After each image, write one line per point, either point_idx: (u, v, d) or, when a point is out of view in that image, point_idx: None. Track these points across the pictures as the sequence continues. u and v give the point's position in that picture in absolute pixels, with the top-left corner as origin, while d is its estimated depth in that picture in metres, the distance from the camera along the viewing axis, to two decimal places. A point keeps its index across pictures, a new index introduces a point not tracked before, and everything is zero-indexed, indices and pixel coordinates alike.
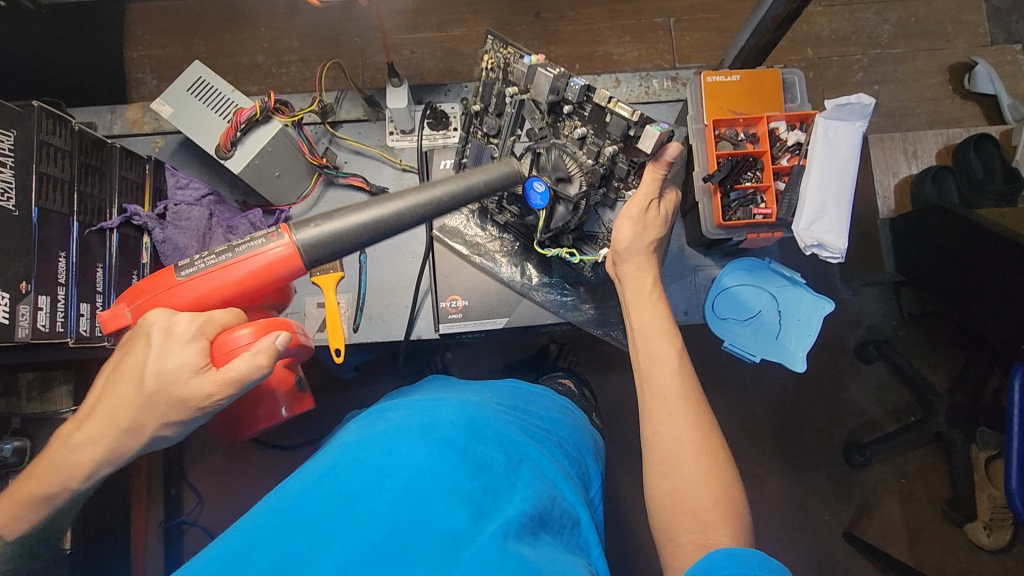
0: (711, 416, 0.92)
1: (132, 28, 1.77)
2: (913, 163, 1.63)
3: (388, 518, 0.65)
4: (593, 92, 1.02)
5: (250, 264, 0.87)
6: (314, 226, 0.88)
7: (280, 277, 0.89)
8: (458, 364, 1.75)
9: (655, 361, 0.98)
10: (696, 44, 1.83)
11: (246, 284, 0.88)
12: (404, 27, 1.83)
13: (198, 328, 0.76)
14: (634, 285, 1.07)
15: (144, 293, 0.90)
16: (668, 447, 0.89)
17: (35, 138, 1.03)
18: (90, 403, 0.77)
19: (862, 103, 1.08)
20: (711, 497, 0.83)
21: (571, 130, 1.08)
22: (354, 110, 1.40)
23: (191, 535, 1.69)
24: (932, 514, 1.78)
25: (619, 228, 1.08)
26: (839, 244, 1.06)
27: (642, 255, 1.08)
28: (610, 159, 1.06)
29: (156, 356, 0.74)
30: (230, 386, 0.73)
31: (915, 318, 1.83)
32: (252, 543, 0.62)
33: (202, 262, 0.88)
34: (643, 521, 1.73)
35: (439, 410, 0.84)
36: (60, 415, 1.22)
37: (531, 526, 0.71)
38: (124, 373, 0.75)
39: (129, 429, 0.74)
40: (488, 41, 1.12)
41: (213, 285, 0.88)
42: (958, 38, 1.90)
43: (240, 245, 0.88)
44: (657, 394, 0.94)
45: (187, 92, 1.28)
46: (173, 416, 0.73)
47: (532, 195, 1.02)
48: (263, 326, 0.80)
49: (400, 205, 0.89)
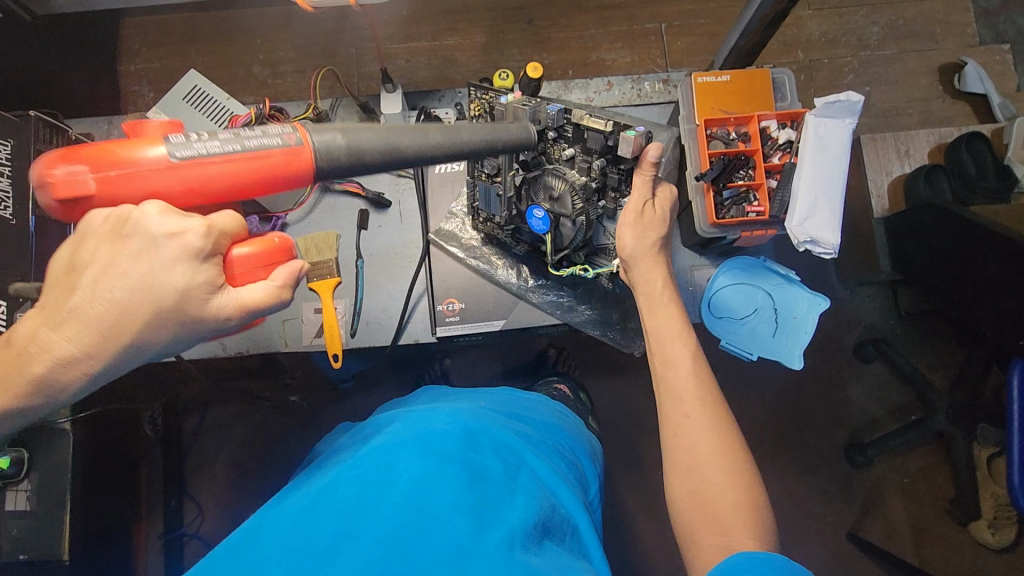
0: (728, 416, 0.92)
1: (128, 42, 1.79)
2: (905, 162, 1.65)
3: (390, 537, 0.64)
4: (570, 114, 1.07)
5: (264, 161, 0.73)
6: (336, 133, 0.77)
7: (293, 182, 0.76)
8: (457, 370, 1.74)
9: (670, 364, 0.98)
10: (687, 49, 1.85)
11: (257, 186, 0.74)
12: (397, 36, 1.85)
13: (215, 242, 0.70)
14: (645, 289, 1.07)
15: (118, 163, 0.68)
16: (687, 451, 0.88)
17: (32, 147, 1.06)
18: (76, 308, 0.69)
19: (851, 100, 1.09)
20: (731, 498, 0.83)
21: (560, 153, 1.11)
22: (348, 117, 1.39)
23: (191, 547, 1.68)
24: (935, 513, 1.78)
25: (620, 235, 1.09)
26: (832, 239, 1.07)
27: (652, 258, 1.09)
28: (600, 171, 1.10)
29: (168, 271, 0.68)
30: (249, 312, 0.73)
31: (912, 317, 1.84)
32: (255, 564, 0.61)
33: (205, 145, 0.70)
34: (644, 525, 1.72)
35: (433, 420, 0.84)
36: (58, 426, 1.21)
37: (535, 535, 0.70)
38: (130, 283, 0.68)
39: (130, 345, 0.70)
40: (471, 91, 1.17)
41: (224, 171, 0.71)
42: (947, 39, 1.92)
43: (252, 138, 0.73)
44: (672, 397, 0.95)
45: (182, 100, 1.29)
46: (186, 333, 0.71)
47: (533, 222, 1.06)
48: (269, 244, 0.76)
49: (428, 143, 0.84)
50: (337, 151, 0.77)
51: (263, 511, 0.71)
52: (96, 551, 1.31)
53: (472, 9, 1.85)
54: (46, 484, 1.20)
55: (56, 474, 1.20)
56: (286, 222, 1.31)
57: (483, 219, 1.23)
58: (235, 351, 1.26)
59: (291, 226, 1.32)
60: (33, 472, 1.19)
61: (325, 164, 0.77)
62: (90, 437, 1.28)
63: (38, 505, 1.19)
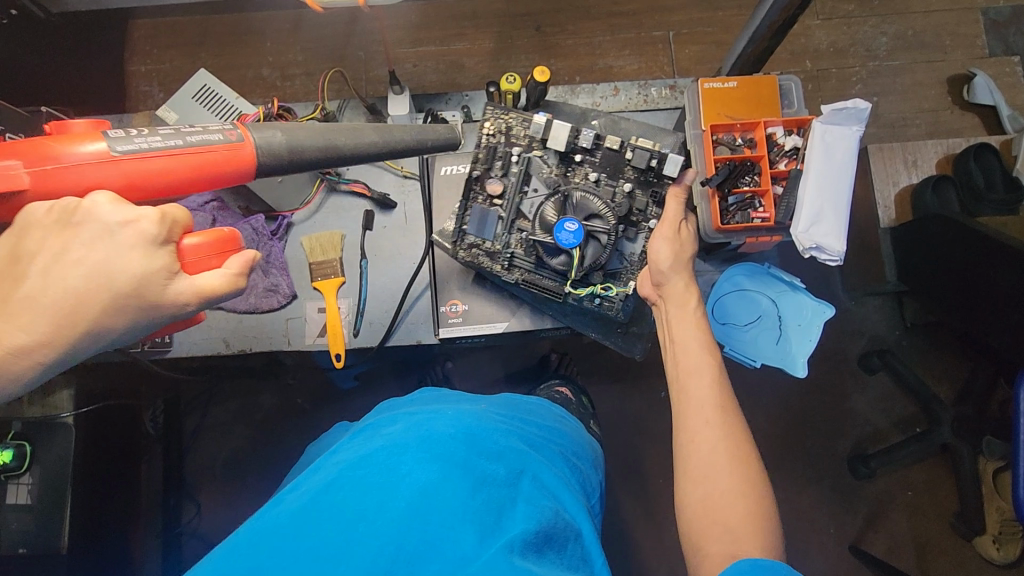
0: (744, 426, 0.91)
1: (140, 42, 1.81)
2: (913, 173, 1.65)
3: (393, 541, 0.63)
4: (603, 140, 1.15)
5: (205, 155, 0.82)
6: (276, 131, 0.89)
7: (231, 176, 0.86)
8: (459, 374, 1.74)
9: (693, 373, 0.97)
10: (694, 57, 1.86)
11: (196, 180, 0.83)
12: (407, 40, 1.86)
13: (168, 229, 0.74)
14: (679, 306, 1.05)
15: (55, 159, 0.73)
16: (704, 458, 0.88)
17: None
18: (25, 296, 0.70)
19: (858, 108, 1.08)
20: (741, 510, 0.82)
21: (584, 175, 1.16)
22: (356, 118, 1.39)
23: (190, 547, 1.68)
24: (940, 527, 1.76)
25: (656, 249, 1.08)
26: (838, 246, 1.06)
27: (685, 274, 1.07)
28: (627, 193, 1.15)
29: (123, 255, 0.71)
30: (207, 299, 0.76)
31: (917, 328, 1.83)
32: (255, 564, 0.61)
33: (146, 141, 0.78)
34: (644, 534, 1.71)
35: (435, 422, 0.83)
36: (60, 420, 1.22)
37: (538, 543, 0.69)
38: (84, 270, 0.71)
39: (87, 332, 0.72)
40: (488, 109, 1.18)
41: (160, 167, 0.79)
42: (956, 50, 1.92)
43: (193, 134, 0.82)
44: (693, 402, 0.94)
45: (192, 99, 1.30)
46: (142, 319, 0.73)
47: (563, 235, 1.05)
48: (220, 235, 0.79)
49: (363, 143, 0.98)
50: (277, 147, 0.89)
51: (260, 514, 0.71)
52: (96, 548, 1.31)
53: (481, 14, 1.87)
54: (47, 479, 1.20)
55: (57, 469, 1.20)
56: (291, 222, 1.31)
57: (469, 245, 1.16)
58: (238, 348, 1.26)
59: (297, 225, 1.32)
60: (34, 467, 1.20)
61: (265, 159, 0.88)
62: (92, 434, 1.28)
63: (39, 499, 1.19)
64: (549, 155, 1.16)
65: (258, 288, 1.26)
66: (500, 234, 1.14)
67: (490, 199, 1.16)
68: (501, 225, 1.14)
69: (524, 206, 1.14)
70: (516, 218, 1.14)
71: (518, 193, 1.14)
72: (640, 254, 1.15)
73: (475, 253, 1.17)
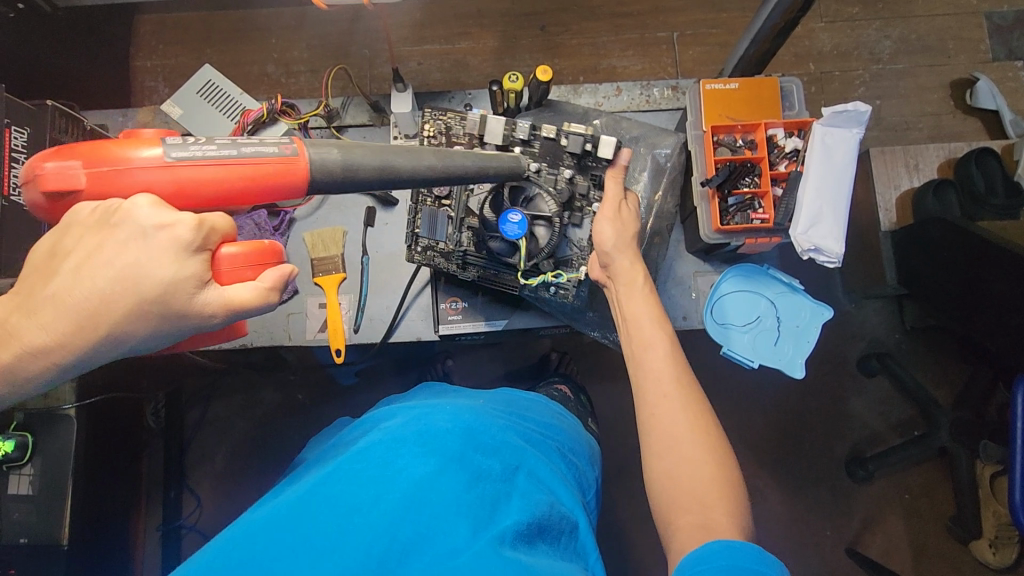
0: (702, 395, 0.92)
1: (146, 38, 1.82)
2: (914, 176, 1.65)
3: (387, 532, 0.64)
4: (539, 130, 1.14)
5: (259, 167, 0.80)
6: (332, 148, 0.85)
7: (286, 190, 0.83)
8: (459, 372, 1.75)
9: (647, 344, 0.97)
10: (698, 59, 1.86)
11: (248, 192, 0.80)
12: (411, 39, 1.87)
13: (204, 236, 0.73)
14: (627, 280, 1.04)
15: (111, 162, 0.74)
16: (666, 429, 0.88)
17: (48, 136, 1.05)
18: (55, 293, 0.72)
19: (858, 110, 1.08)
20: (708, 476, 0.83)
21: (525, 166, 1.14)
22: (359, 116, 1.38)
23: (189, 540, 1.69)
24: (936, 529, 1.76)
25: (600, 229, 1.06)
26: (837, 248, 1.07)
27: (631, 252, 1.06)
28: (569, 180, 1.13)
29: (155, 261, 0.71)
30: (234, 310, 0.75)
31: (917, 332, 1.83)
32: (250, 555, 0.61)
33: (200, 149, 0.77)
34: (641, 534, 1.72)
35: (433, 417, 0.84)
36: (62, 411, 1.21)
37: (529, 535, 0.70)
38: (112, 272, 0.71)
39: (109, 335, 0.72)
40: (426, 112, 1.18)
41: (212, 176, 0.77)
42: (959, 55, 1.92)
43: (248, 145, 0.80)
44: (651, 376, 0.93)
45: (196, 95, 1.31)
46: (167, 324, 0.73)
47: (508, 227, 1.03)
48: (260, 248, 0.79)
49: (422, 164, 0.92)
50: (331, 163, 0.84)
51: (257, 507, 0.71)
52: (97, 539, 1.32)
53: (485, 13, 1.87)
54: (48, 470, 1.20)
55: (58, 460, 1.20)
56: (293, 217, 1.33)
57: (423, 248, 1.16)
58: (239, 342, 1.27)
59: (299, 220, 1.33)
60: (35, 458, 1.20)
61: (318, 175, 0.84)
62: (91, 426, 1.28)
63: (39, 490, 1.19)
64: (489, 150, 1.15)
65: None
66: (450, 235, 1.14)
67: (437, 200, 1.16)
68: (451, 226, 1.13)
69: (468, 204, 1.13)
70: (465, 216, 1.13)
71: (461, 191, 1.13)
72: (588, 237, 1.14)
73: (431, 254, 1.17)
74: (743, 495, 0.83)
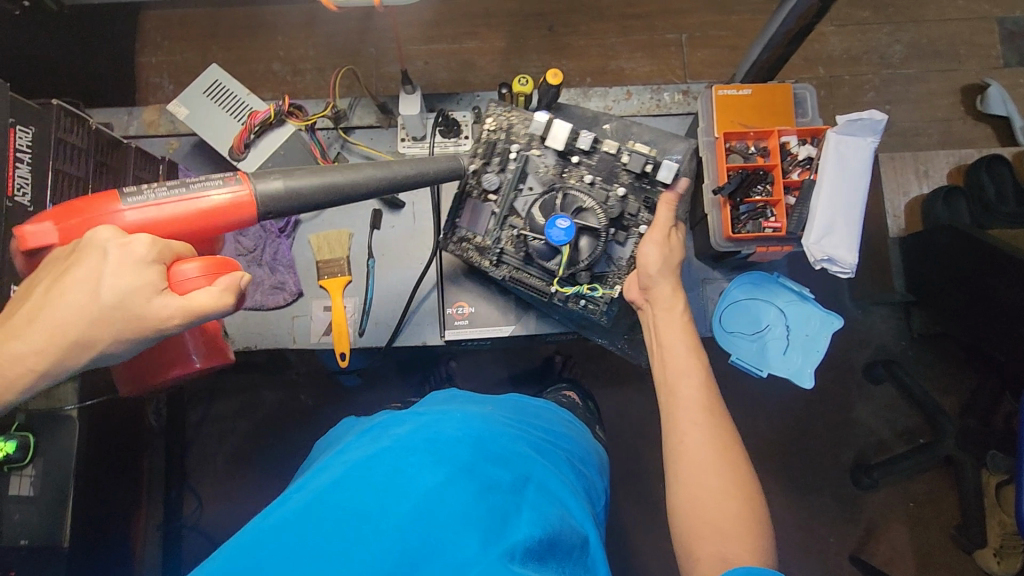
0: (731, 425, 0.92)
1: (151, 34, 1.81)
2: (924, 183, 1.65)
3: (396, 546, 0.63)
4: (602, 144, 1.15)
5: (207, 202, 0.87)
6: (275, 178, 0.92)
7: (236, 219, 0.90)
8: (463, 373, 1.74)
9: (681, 374, 0.97)
10: (707, 61, 1.84)
11: (202, 225, 0.88)
12: (418, 38, 1.85)
13: (158, 251, 0.78)
14: (666, 309, 1.05)
15: (78, 214, 0.84)
16: (693, 458, 0.88)
17: (52, 135, 1.04)
18: (26, 313, 0.76)
19: (874, 119, 1.07)
20: (731, 509, 0.82)
21: (579, 177, 1.15)
22: (366, 117, 1.38)
23: (189, 539, 1.68)
24: (941, 538, 1.75)
25: (646, 251, 1.07)
26: (850, 258, 1.06)
27: (673, 279, 1.07)
28: (621, 199, 1.14)
29: (114, 274, 0.75)
30: (191, 315, 0.76)
31: (924, 339, 1.82)
32: (258, 565, 0.60)
33: (154, 193, 0.86)
34: (643, 539, 1.71)
35: (442, 424, 0.83)
36: (65, 412, 1.19)
37: (540, 550, 0.69)
38: (77, 287, 0.74)
39: (76, 343, 0.75)
40: (492, 105, 1.18)
41: (167, 216, 0.86)
42: (970, 60, 1.90)
43: (196, 183, 0.88)
44: (682, 404, 0.94)
45: (203, 95, 1.29)
46: (130, 331, 0.75)
47: (554, 232, 1.04)
48: (216, 260, 0.82)
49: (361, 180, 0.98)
50: (275, 193, 0.91)
51: (264, 513, 0.70)
52: (96, 540, 1.31)
53: (493, 13, 1.86)
54: (49, 472, 1.19)
55: (61, 462, 1.19)
56: (299, 219, 1.32)
57: (457, 242, 1.16)
58: (243, 345, 1.26)
59: (305, 222, 1.32)
60: (37, 459, 1.18)
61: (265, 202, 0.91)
62: (92, 427, 1.27)
63: (41, 492, 1.18)
64: (547, 155, 1.16)
65: (264, 286, 1.27)
66: (489, 229, 1.14)
67: (484, 193, 1.16)
68: (492, 221, 1.14)
69: (514, 203, 1.14)
70: (509, 214, 1.14)
71: (510, 189, 1.13)
72: (629, 258, 1.13)
73: (463, 248, 1.17)
74: (767, 529, 0.83)
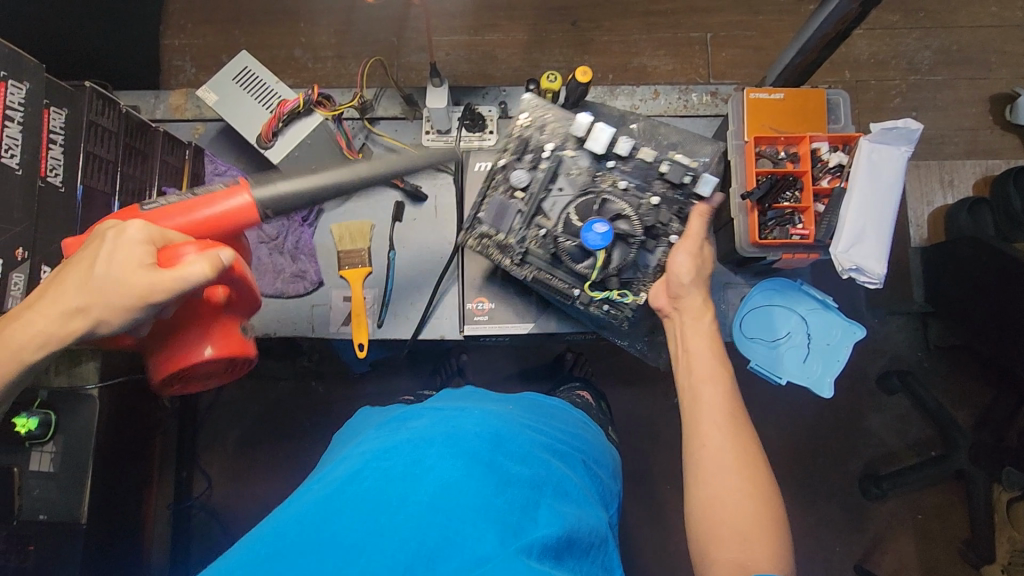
0: (754, 434, 0.94)
1: (176, 18, 1.82)
2: (948, 193, 1.65)
3: (414, 537, 0.64)
4: (639, 151, 1.13)
5: (208, 203, 0.94)
6: (275, 182, 0.96)
7: (235, 219, 0.94)
8: (474, 367, 1.74)
9: (705, 380, 1.00)
10: (731, 61, 1.82)
11: (207, 223, 0.94)
12: (441, 28, 1.85)
13: (150, 233, 0.83)
14: (693, 318, 1.07)
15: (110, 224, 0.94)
16: (714, 461, 0.90)
17: (85, 118, 1.05)
18: (41, 288, 0.83)
19: (909, 128, 1.06)
20: (752, 513, 0.84)
21: (614, 182, 1.13)
22: (391, 108, 1.39)
23: (198, 520, 1.70)
24: (947, 552, 1.74)
25: (676, 260, 1.08)
26: (879, 269, 1.05)
27: (705, 291, 1.09)
28: (654, 207, 1.13)
29: (109, 251, 0.80)
30: (171, 287, 0.78)
31: (940, 350, 1.80)
32: (281, 553, 0.62)
33: (167, 200, 0.94)
34: (648, 540, 1.71)
35: (461, 421, 0.82)
36: (85, 391, 1.20)
37: (558, 548, 0.69)
38: (79, 263, 0.81)
39: (74, 312, 0.80)
40: (527, 99, 1.15)
41: (175, 217, 0.92)
42: (1001, 68, 1.87)
43: (200, 191, 0.96)
44: (706, 409, 0.96)
45: (232, 82, 1.29)
46: (117, 302, 0.79)
47: (591, 236, 1.04)
48: (208, 244, 0.85)
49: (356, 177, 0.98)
50: (273, 199, 0.95)
51: (288, 502, 0.72)
52: (112, 520, 1.32)
53: (516, 6, 1.84)
54: (70, 449, 1.20)
55: (80, 439, 1.21)
56: (322, 208, 1.32)
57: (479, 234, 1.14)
58: (262, 332, 1.26)
59: (327, 212, 1.32)
60: (58, 435, 1.20)
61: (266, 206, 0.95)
62: (115, 405, 1.28)
63: (61, 468, 1.20)
64: (581, 156, 1.14)
65: (286, 273, 1.28)
66: (515, 228, 1.13)
67: (512, 189, 1.14)
68: (518, 219, 1.12)
69: (545, 204, 1.13)
70: (536, 213, 1.12)
71: (540, 189, 1.12)
72: (656, 266, 1.12)
73: (484, 242, 1.14)
74: (785, 537, 0.85)
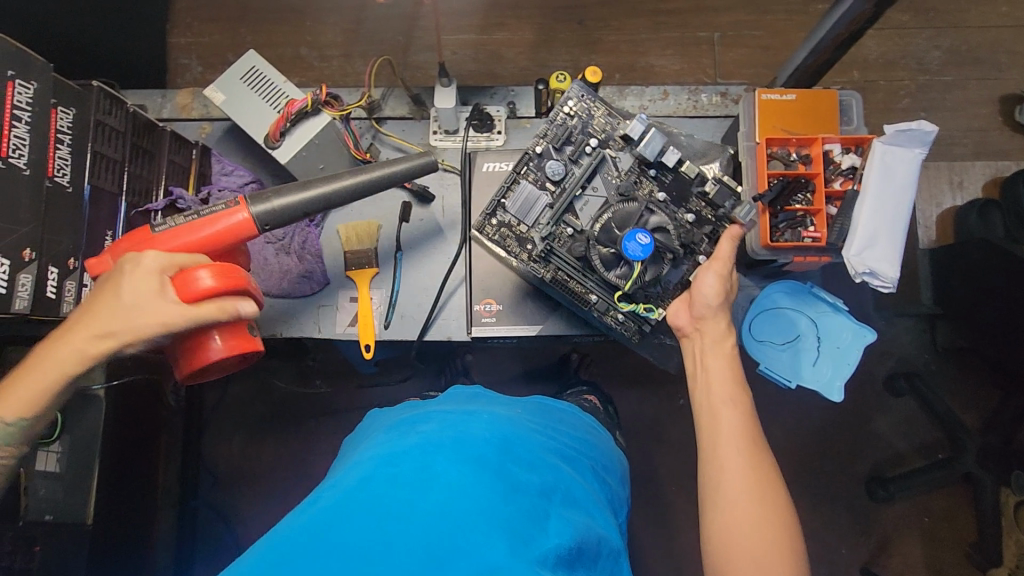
0: (770, 455, 0.91)
1: (182, 16, 1.82)
2: (957, 194, 1.64)
3: (425, 546, 0.62)
4: (683, 165, 1.12)
5: (216, 222, 0.99)
6: (269, 198, 1.02)
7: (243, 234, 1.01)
8: (479, 367, 1.74)
9: (724, 404, 0.95)
10: (739, 61, 1.81)
11: (220, 241, 0.99)
12: (447, 27, 1.84)
13: (163, 264, 0.90)
14: (712, 341, 1.03)
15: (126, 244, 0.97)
16: (729, 484, 0.87)
17: (92, 117, 1.05)
18: (68, 319, 0.91)
19: (923, 130, 1.05)
20: (766, 537, 0.83)
21: (652, 190, 1.13)
22: (399, 107, 1.38)
23: (203, 519, 1.70)
24: (954, 555, 1.73)
25: (703, 278, 1.04)
26: (891, 273, 1.04)
27: (728, 316, 1.05)
28: (688, 225, 1.12)
29: (131, 283, 0.88)
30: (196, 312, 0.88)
31: (948, 353, 1.79)
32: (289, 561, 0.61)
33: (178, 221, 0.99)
34: (653, 541, 1.70)
35: (470, 426, 0.82)
36: (92, 392, 1.21)
37: (569, 559, 0.69)
38: (103, 294, 0.89)
39: (105, 339, 0.88)
40: (576, 89, 1.15)
41: (191, 239, 0.97)
42: (1011, 69, 1.85)
43: (206, 209, 1.00)
44: (722, 432, 0.93)
45: (239, 81, 1.28)
46: (145, 329, 0.88)
47: (632, 246, 1.04)
48: (223, 266, 0.90)
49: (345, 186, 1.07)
50: (269, 215, 1.01)
51: (296, 512, 0.70)
52: (118, 520, 1.32)
53: (522, 4, 1.83)
54: (76, 448, 1.21)
55: (86, 440, 1.21)
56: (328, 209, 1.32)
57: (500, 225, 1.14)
58: (269, 333, 1.26)
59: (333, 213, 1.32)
60: (64, 435, 1.20)
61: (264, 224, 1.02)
62: (122, 405, 1.28)
63: (67, 468, 1.20)
64: (626, 158, 1.13)
65: (292, 274, 1.27)
66: (542, 222, 1.12)
67: (546, 180, 1.13)
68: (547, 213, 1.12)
69: (577, 199, 1.12)
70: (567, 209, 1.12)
71: (576, 183, 1.11)
72: (679, 283, 1.12)
73: (504, 231, 1.14)
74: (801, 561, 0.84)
